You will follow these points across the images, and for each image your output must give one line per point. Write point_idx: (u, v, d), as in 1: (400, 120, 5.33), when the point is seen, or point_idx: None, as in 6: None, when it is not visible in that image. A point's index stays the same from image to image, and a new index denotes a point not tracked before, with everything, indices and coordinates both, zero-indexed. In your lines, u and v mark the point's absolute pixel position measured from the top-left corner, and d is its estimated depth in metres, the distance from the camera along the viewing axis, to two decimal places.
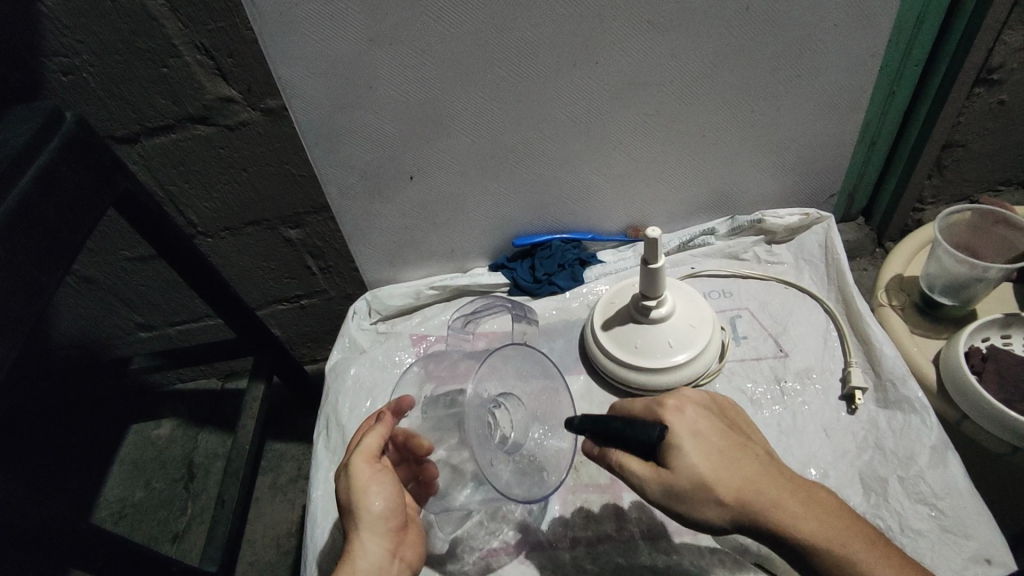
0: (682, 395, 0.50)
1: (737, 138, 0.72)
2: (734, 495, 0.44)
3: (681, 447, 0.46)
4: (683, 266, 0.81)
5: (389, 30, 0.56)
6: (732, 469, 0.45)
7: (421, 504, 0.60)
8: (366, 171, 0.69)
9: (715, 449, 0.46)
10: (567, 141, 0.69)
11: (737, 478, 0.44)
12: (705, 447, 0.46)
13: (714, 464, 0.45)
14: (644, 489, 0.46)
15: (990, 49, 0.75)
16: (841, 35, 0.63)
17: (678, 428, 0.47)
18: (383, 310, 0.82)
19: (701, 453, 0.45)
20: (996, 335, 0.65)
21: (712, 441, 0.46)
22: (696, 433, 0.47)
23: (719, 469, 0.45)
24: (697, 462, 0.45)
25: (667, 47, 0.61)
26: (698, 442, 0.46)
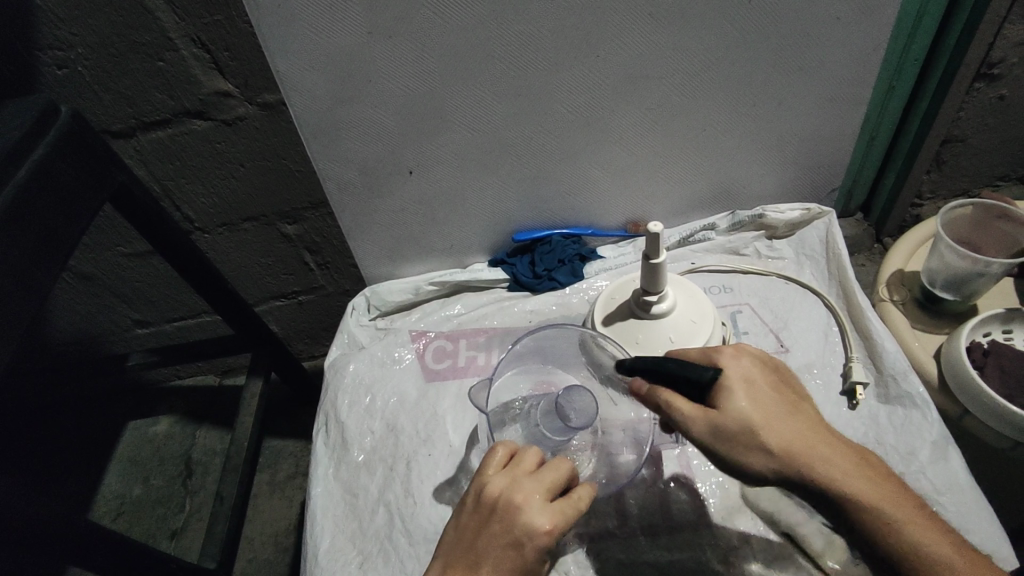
0: (740, 345, 0.50)
1: (737, 133, 0.71)
2: (782, 445, 0.44)
3: (732, 391, 0.46)
4: (683, 262, 0.80)
5: (390, 23, 0.55)
6: (782, 420, 0.45)
7: (476, 492, 0.48)
8: (365, 165, 0.68)
9: (766, 397, 0.46)
10: (568, 135, 0.68)
11: (787, 428, 0.44)
12: (757, 396, 0.46)
13: (764, 410, 0.45)
14: (689, 429, 0.46)
15: (990, 42, 0.75)
16: (843, 29, 0.63)
17: (732, 374, 0.47)
18: (382, 306, 0.81)
19: (754, 400, 0.45)
20: (997, 330, 0.65)
21: (765, 390, 0.47)
22: (748, 380, 0.47)
23: (770, 418, 0.45)
24: (745, 407, 0.45)
25: (667, 40, 0.61)
26: (751, 388, 0.46)
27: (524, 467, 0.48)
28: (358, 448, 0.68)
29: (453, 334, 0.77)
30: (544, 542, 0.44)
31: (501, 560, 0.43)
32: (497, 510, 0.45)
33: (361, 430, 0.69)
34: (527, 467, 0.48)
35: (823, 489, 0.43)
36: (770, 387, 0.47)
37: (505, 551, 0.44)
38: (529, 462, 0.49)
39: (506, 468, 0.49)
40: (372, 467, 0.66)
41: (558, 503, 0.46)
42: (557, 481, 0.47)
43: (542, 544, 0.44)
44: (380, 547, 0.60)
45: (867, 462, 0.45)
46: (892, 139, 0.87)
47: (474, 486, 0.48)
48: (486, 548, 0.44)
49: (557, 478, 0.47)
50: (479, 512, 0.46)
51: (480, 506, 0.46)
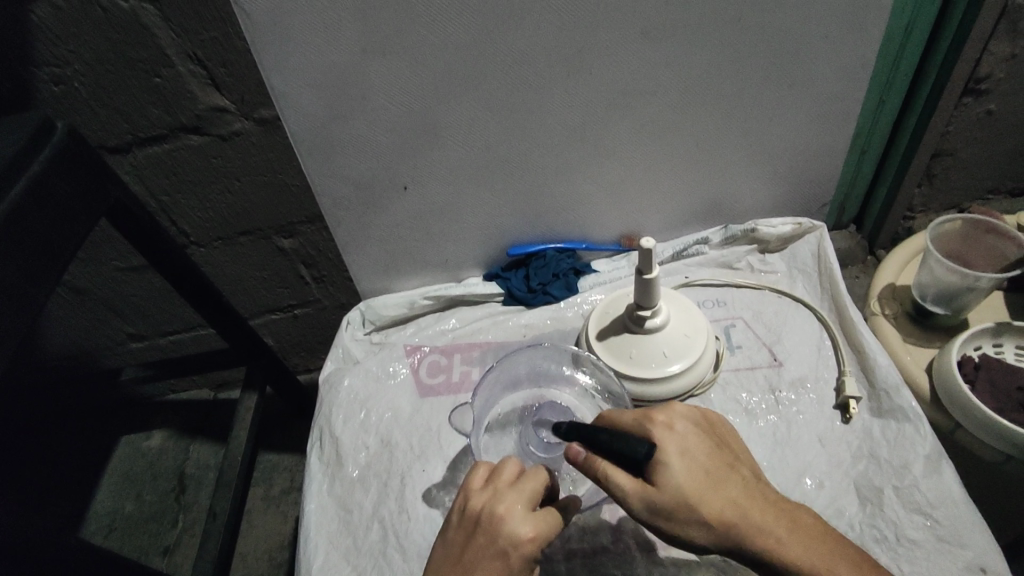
0: (672, 410, 0.51)
1: (728, 149, 0.72)
2: (720, 517, 0.45)
3: (667, 465, 0.46)
4: (676, 275, 0.81)
5: (384, 42, 0.56)
6: (719, 493, 0.46)
7: (460, 510, 0.48)
8: (360, 182, 0.69)
9: (703, 468, 0.47)
10: (561, 151, 0.69)
11: (723, 500, 0.46)
12: (692, 469, 0.46)
13: (699, 484, 0.46)
14: (627, 504, 0.47)
15: (977, 58, 0.76)
16: (832, 47, 0.64)
17: (667, 449, 0.47)
18: (377, 320, 0.81)
19: (688, 475, 0.46)
20: (988, 343, 0.64)
21: (701, 458, 0.47)
22: (684, 452, 0.47)
23: (705, 491, 0.46)
24: (681, 481, 0.46)
25: (659, 58, 0.61)
26: (687, 461, 0.47)
27: (505, 479, 0.48)
28: (353, 463, 0.67)
29: (447, 349, 0.77)
30: (530, 552, 0.45)
31: (488, 570, 0.43)
32: (481, 526, 0.45)
33: (356, 445, 0.69)
34: (507, 478, 0.48)
35: (765, 561, 0.45)
36: (706, 456, 0.48)
37: (492, 562, 0.44)
38: (509, 473, 0.48)
39: (487, 482, 0.48)
40: (367, 482, 0.66)
41: (541, 511, 0.46)
42: (537, 489, 0.47)
43: (527, 552, 0.44)
44: (375, 564, 0.60)
45: (807, 520, 0.47)
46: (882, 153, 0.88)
47: (457, 503, 0.48)
48: (473, 561, 0.44)
49: (537, 486, 0.47)
50: (466, 528, 0.46)
51: (464, 521, 0.47)
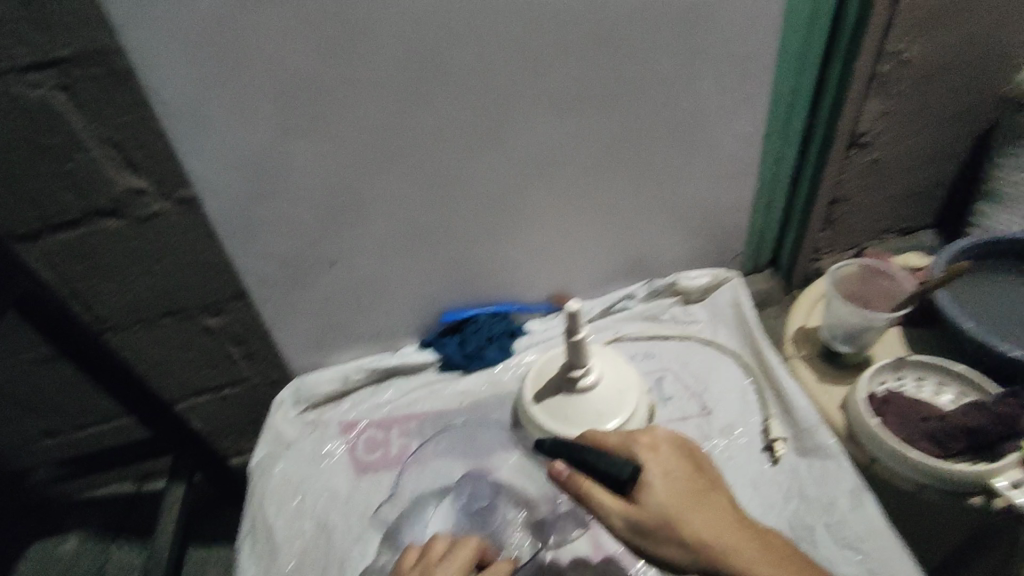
0: (655, 433, 0.53)
1: (644, 208, 0.77)
2: (698, 537, 0.47)
3: (649, 484, 0.49)
4: (607, 331, 0.83)
5: (304, 123, 0.58)
6: (697, 513, 0.48)
7: None
8: (287, 258, 0.68)
9: (685, 489, 0.49)
10: (486, 219, 0.71)
11: (702, 520, 0.48)
12: (673, 489, 0.49)
13: (681, 503, 0.48)
14: (609, 522, 0.49)
15: (857, 113, 0.86)
16: (725, 113, 0.70)
17: (650, 472, 0.50)
18: (310, 398, 0.78)
19: (671, 495, 0.49)
20: (891, 378, 0.67)
21: (684, 480, 0.50)
22: (666, 474, 0.50)
23: (685, 511, 0.48)
24: (661, 501, 0.48)
25: (570, 130, 0.66)
26: (668, 481, 0.50)
27: (434, 553, 0.51)
28: (288, 554, 0.64)
29: (384, 423, 0.75)
30: None
31: None
32: None
33: (291, 533, 0.65)
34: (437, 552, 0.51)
35: None
36: (686, 477, 0.50)
37: None
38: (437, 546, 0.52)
39: (418, 560, 0.51)
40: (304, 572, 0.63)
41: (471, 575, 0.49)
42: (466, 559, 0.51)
43: None
44: None
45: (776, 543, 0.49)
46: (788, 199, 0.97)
47: None
48: None
49: (464, 555, 0.51)
50: None
51: None
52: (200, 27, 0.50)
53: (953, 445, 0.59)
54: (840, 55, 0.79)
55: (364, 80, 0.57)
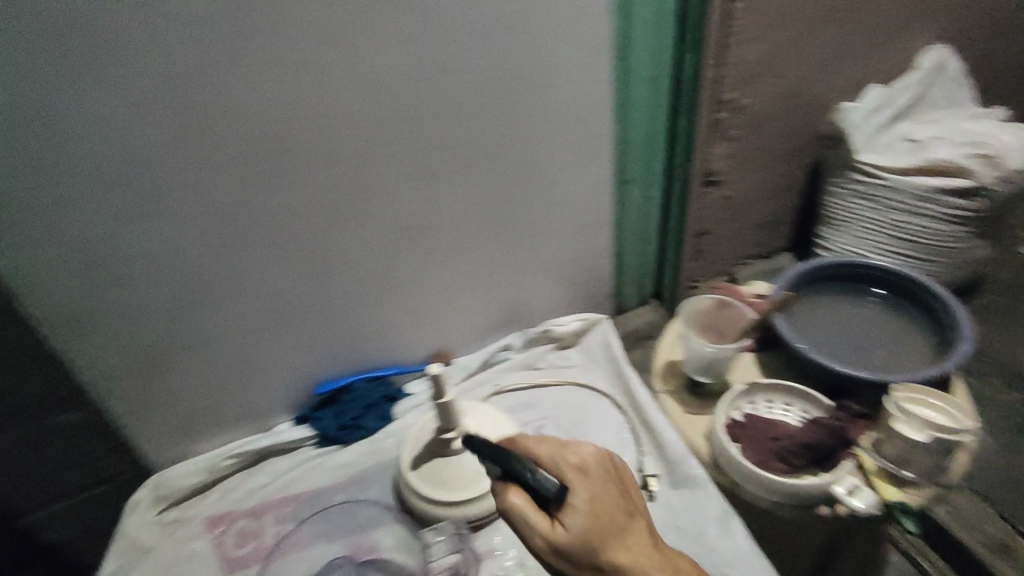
0: (588, 452, 0.51)
1: (512, 262, 0.79)
2: (616, 561, 0.47)
3: (575, 508, 0.47)
4: (486, 385, 0.84)
5: (135, 209, 0.56)
6: (618, 539, 0.47)
7: None
8: (133, 349, 0.64)
9: (610, 514, 0.48)
10: (351, 288, 0.71)
11: (622, 547, 0.47)
12: (599, 513, 0.47)
13: (604, 529, 0.47)
14: (530, 531, 0.48)
15: (705, 156, 0.94)
16: (573, 171, 0.75)
17: (578, 495, 0.48)
18: (172, 494, 0.71)
19: (596, 523, 0.47)
20: (745, 403, 0.71)
21: (612, 503, 0.48)
22: (594, 496, 0.48)
23: (606, 535, 0.47)
24: (584, 527, 0.47)
25: (425, 196, 0.67)
26: (593, 508, 0.48)
27: None
28: None
29: (258, 510, 0.70)
30: None
31: None
32: None
33: None
34: None
35: None
36: (612, 501, 0.49)
37: None
38: None
39: None
40: None
41: None
42: None
43: None
44: None
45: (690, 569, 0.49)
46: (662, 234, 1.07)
47: None
48: None
49: None
50: None
51: None
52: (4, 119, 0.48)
53: (795, 461, 0.63)
54: (685, 105, 0.89)
55: (199, 163, 0.56)
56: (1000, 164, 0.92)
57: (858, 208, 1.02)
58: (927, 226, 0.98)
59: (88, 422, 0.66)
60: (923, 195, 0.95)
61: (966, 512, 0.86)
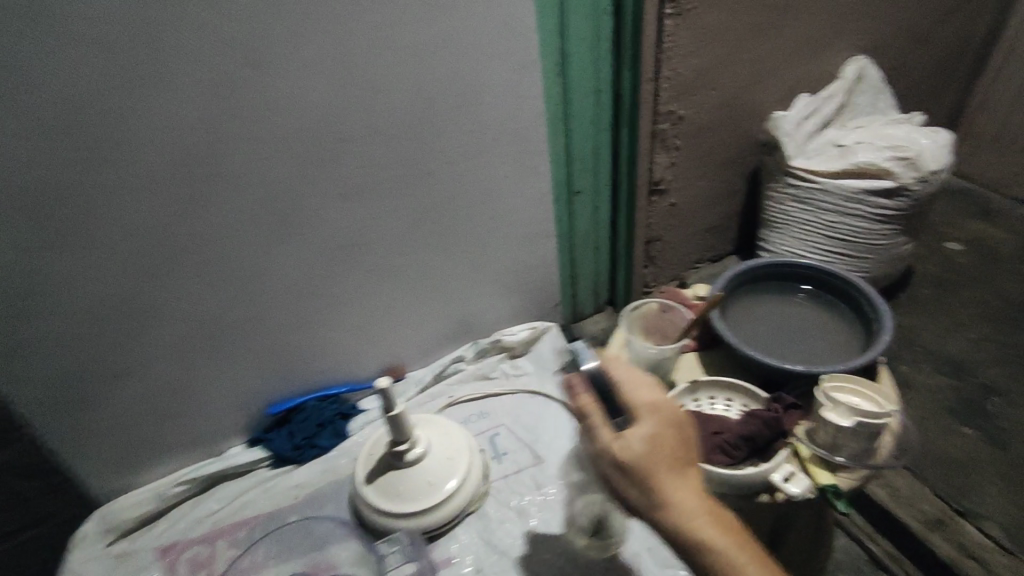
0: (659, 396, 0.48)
1: (459, 274, 0.81)
2: (665, 492, 0.44)
3: (637, 430, 0.46)
4: (441, 397, 0.85)
5: (66, 236, 0.55)
6: (673, 474, 0.45)
7: None
8: (69, 379, 0.63)
9: (670, 450, 0.45)
10: (298, 306, 0.71)
11: (675, 483, 0.44)
12: (658, 443, 0.45)
13: (659, 459, 0.44)
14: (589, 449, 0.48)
15: (649, 167, 0.98)
16: (514, 184, 0.77)
17: (642, 423, 0.46)
18: (119, 525, 0.70)
19: (656, 448, 0.45)
20: (688, 399, 0.74)
21: (673, 441, 0.46)
22: (657, 432, 0.46)
23: (660, 465, 0.44)
24: (641, 451, 0.45)
25: (367, 212, 0.68)
26: (653, 440, 0.45)
27: None
28: None
29: (210, 536, 0.69)
30: None
31: None
32: None
33: None
34: None
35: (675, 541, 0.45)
36: (673, 439, 0.46)
37: None
38: None
39: None
40: None
41: None
42: None
43: None
44: None
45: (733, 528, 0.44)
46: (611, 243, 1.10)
47: None
48: None
49: None
50: None
51: None
52: None
53: (737, 453, 0.66)
54: (625, 116, 0.92)
55: (131, 186, 0.55)
56: (915, 166, 1.00)
57: (795, 213, 1.08)
58: (855, 225, 1.04)
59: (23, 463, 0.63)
60: (851, 197, 1.01)
61: (903, 491, 0.90)
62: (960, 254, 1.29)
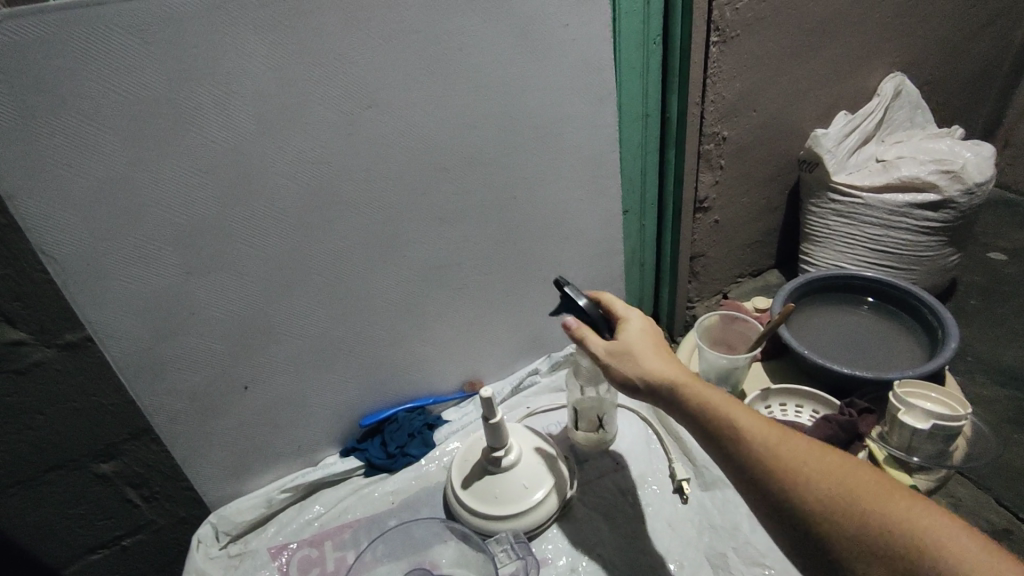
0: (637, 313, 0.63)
1: (536, 291, 0.86)
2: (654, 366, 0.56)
3: (626, 329, 0.60)
4: (519, 408, 0.90)
5: (205, 262, 0.61)
6: (661, 356, 0.57)
7: None
8: (194, 394, 0.68)
9: (654, 342, 0.59)
10: (393, 323, 0.76)
11: (662, 361, 0.56)
12: (642, 336, 0.59)
13: (646, 345, 0.58)
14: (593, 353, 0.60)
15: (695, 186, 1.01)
16: (588, 205, 0.82)
17: (628, 323, 0.60)
18: (233, 529, 0.77)
19: (640, 338, 0.58)
20: (762, 406, 0.79)
21: (654, 337, 0.59)
22: (641, 330, 0.60)
23: (646, 351, 0.57)
24: (632, 338, 0.58)
25: (459, 235, 0.74)
26: (639, 335, 0.59)
27: None
28: None
29: (317, 539, 0.75)
30: None
31: None
32: None
33: None
34: None
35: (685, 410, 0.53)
36: (656, 338, 0.59)
37: None
38: None
39: None
40: None
41: None
42: None
43: None
44: None
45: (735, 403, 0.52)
46: (657, 261, 1.12)
47: None
48: None
49: None
50: None
51: None
52: (98, 188, 0.53)
53: None
54: (672, 139, 0.94)
55: (264, 216, 0.61)
56: (960, 179, 1.02)
57: (836, 226, 1.12)
58: (900, 237, 1.07)
59: (146, 460, 0.71)
60: (895, 211, 1.05)
61: (965, 500, 0.86)
62: (1007, 263, 1.31)
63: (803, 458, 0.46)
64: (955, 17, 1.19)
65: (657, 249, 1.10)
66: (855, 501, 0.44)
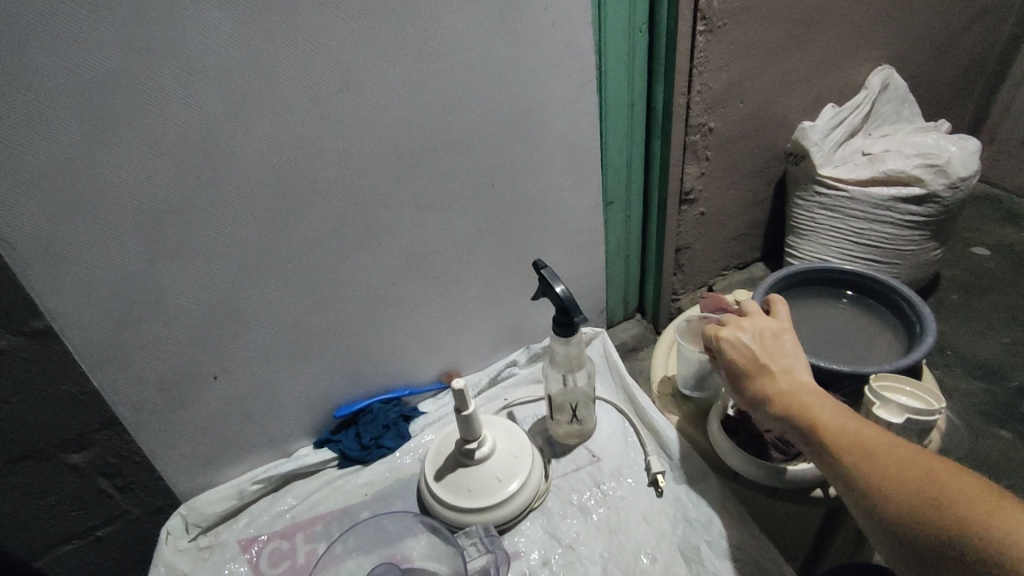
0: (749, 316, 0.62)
1: (515, 282, 0.85)
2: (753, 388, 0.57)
3: (723, 345, 0.60)
4: (496, 400, 0.89)
5: (171, 249, 0.59)
6: (758, 374, 0.57)
7: None
8: (162, 383, 0.67)
9: (750, 357, 0.58)
10: (368, 313, 0.75)
11: (760, 379, 0.57)
12: (740, 353, 0.59)
13: (745, 364, 0.58)
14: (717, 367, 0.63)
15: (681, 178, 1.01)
16: (568, 195, 0.81)
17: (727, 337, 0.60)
18: (202, 522, 0.75)
19: (738, 355, 0.59)
20: None
21: (752, 349, 0.59)
22: (740, 344, 0.59)
23: (746, 369, 0.58)
24: (730, 357, 0.59)
25: (435, 225, 0.73)
26: (736, 351, 0.59)
27: None
28: None
29: (288, 531, 0.75)
30: None
31: None
32: None
33: None
34: None
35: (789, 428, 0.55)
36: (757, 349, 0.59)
37: None
38: None
39: None
40: None
41: None
42: None
43: None
44: None
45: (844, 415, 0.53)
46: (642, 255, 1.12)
47: None
48: None
49: None
50: None
51: None
52: (56, 172, 0.51)
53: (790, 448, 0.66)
54: (657, 130, 0.94)
55: (231, 204, 0.60)
56: (945, 172, 1.02)
57: (822, 220, 1.11)
58: (884, 231, 1.07)
59: (116, 451, 0.70)
60: (879, 204, 1.05)
61: None
62: (988, 258, 1.31)
63: (885, 470, 0.47)
64: (943, 10, 1.18)
65: (642, 242, 1.10)
66: (938, 508, 0.44)
